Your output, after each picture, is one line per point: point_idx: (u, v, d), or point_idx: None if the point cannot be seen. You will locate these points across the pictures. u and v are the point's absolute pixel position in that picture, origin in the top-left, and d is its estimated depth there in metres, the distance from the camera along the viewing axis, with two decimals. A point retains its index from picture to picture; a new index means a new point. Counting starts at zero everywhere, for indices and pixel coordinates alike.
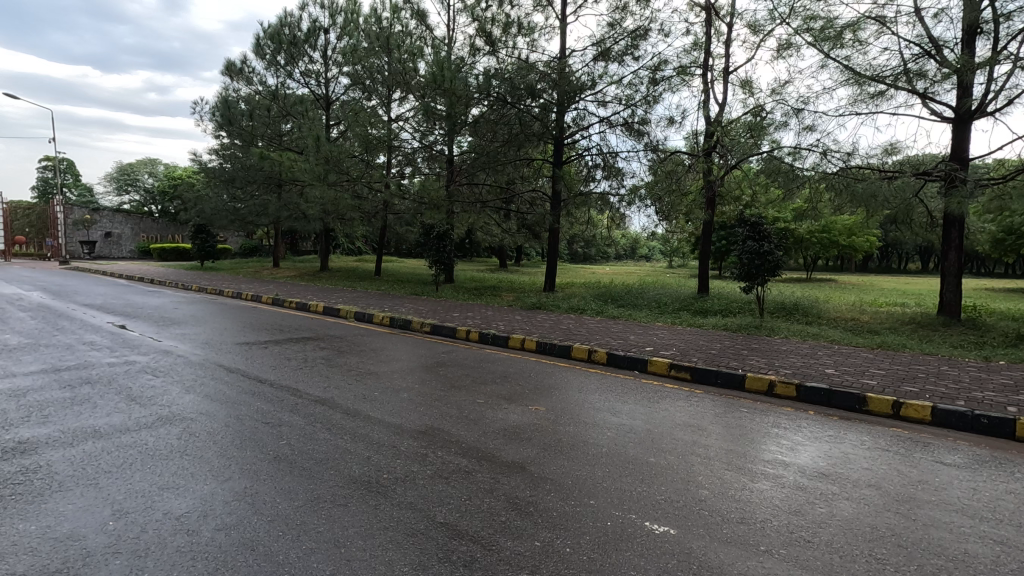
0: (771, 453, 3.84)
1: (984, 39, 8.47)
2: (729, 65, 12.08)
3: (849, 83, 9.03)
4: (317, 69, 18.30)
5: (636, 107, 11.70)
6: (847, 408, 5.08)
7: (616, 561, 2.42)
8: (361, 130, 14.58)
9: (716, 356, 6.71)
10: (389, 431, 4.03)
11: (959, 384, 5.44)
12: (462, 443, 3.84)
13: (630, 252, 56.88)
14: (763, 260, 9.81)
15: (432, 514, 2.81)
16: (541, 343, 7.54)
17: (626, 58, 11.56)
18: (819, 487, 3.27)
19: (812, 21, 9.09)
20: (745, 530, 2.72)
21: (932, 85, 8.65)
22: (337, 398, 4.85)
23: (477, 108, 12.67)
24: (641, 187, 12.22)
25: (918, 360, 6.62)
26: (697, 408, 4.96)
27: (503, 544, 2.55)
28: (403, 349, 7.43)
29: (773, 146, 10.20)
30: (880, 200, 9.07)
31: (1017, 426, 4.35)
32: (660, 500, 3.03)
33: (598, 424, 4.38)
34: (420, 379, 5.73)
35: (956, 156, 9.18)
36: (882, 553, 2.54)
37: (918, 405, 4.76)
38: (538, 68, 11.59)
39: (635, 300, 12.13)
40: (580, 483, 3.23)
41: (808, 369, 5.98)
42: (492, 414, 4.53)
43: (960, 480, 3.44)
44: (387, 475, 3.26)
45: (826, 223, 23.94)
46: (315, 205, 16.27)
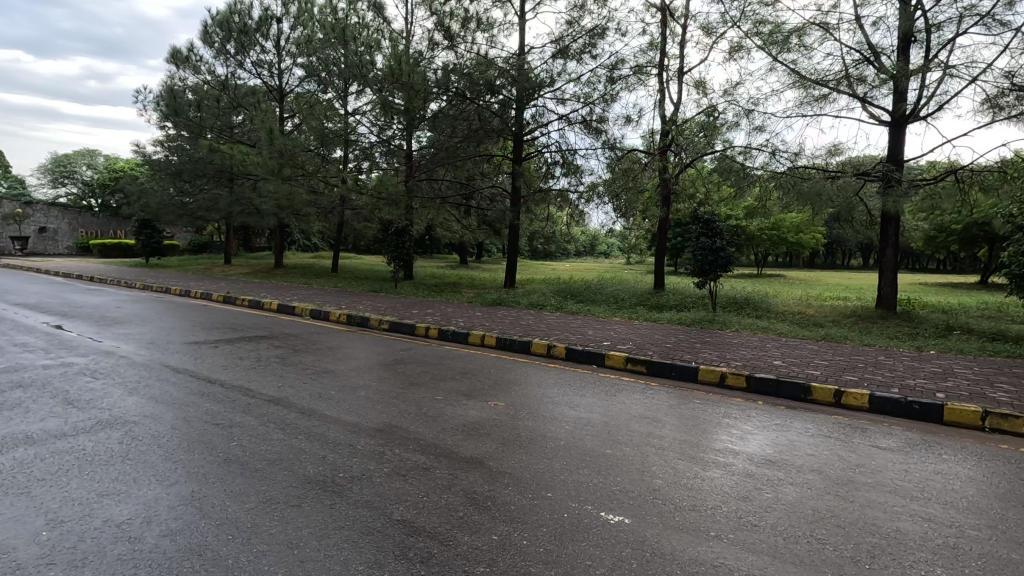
0: (721, 442, 3.98)
1: (918, 47, 8.95)
2: (683, 66, 12.43)
3: (795, 86, 9.42)
4: (270, 59, 17.69)
5: (595, 104, 11.87)
6: (794, 398, 5.30)
7: (573, 551, 2.46)
8: (317, 123, 14.26)
9: (671, 349, 6.91)
10: (346, 430, 3.96)
11: (895, 372, 5.78)
12: (421, 440, 3.82)
13: (589, 249, 57.90)
14: (715, 257, 10.11)
15: (390, 512, 2.78)
16: (501, 339, 7.56)
17: (584, 55, 11.69)
18: (765, 474, 3.41)
19: (762, 24, 9.42)
20: (696, 517, 2.81)
21: (872, 90, 9.11)
22: (293, 398, 4.73)
23: (436, 102, 12.50)
24: (600, 184, 12.34)
25: (859, 351, 6.99)
26: (653, 400, 5.10)
27: (461, 538, 2.55)
28: (361, 346, 7.31)
29: (726, 145, 10.54)
30: (825, 198, 9.56)
31: (944, 411, 4.63)
32: (615, 491, 3.10)
33: (557, 417, 4.44)
34: (378, 376, 5.65)
35: (892, 156, 9.69)
36: (823, 534, 2.67)
37: (857, 393, 5.03)
38: (497, 65, 11.68)
39: (593, 296, 12.27)
40: (538, 477, 3.27)
41: (757, 361, 6.22)
42: (451, 411, 4.52)
43: (894, 463, 3.65)
44: (343, 474, 3.21)
45: (776, 221, 24.93)
46: (268, 199, 15.80)
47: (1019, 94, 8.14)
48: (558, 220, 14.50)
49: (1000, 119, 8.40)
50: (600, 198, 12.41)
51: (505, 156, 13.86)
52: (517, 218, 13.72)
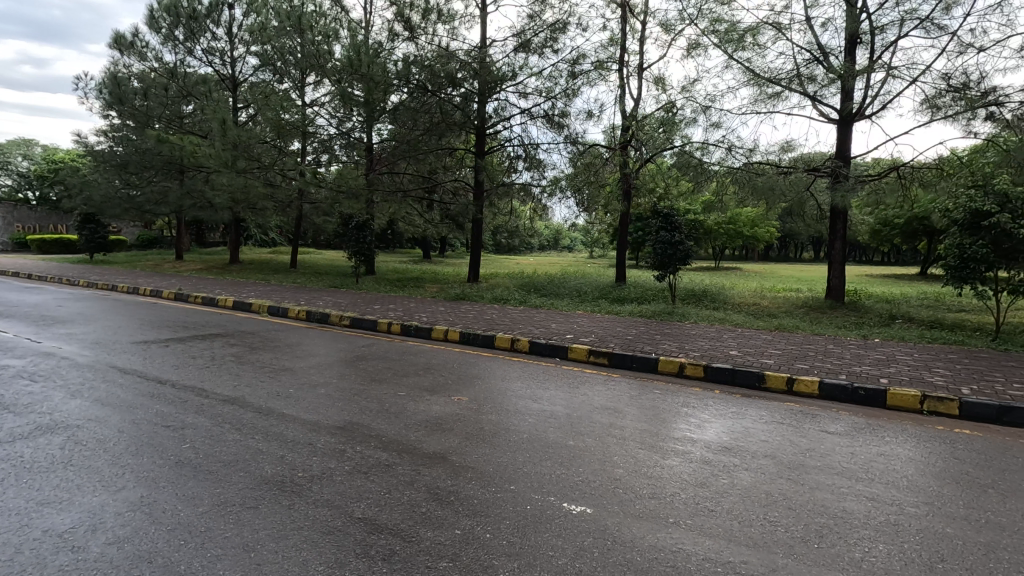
0: (680, 431, 4.08)
1: (863, 48, 9.33)
2: (643, 62, 12.62)
3: (750, 83, 9.69)
4: (222, 46, 17.02)
5: (557, 99, 11.91)
6: (748, 386, 5.48)
7: (536, 542, 2.48)
8: (273, 115, 13.85)
9: (632, 341, 7.04)
10: (305, 429, 3.87)
11: (842, 360, 6.06)
12: (383, 437, 3.78)
13: (552, 243, 58.22)
14: (674, 250, 10.31)
15: (351, 511, 2.74)
16: (464, 334, 7.53)
17: (546, 50, 11.70)
18: (722, 460, 3.52)
19: (718, 23, 9.65)
20: (656, 505, 2.88)
21: (821, 89, 9.46)
22: (249, 397, 4.59)
23: (397, 95, 12.31)
24: (562, 178, 12.39)
25: (809, 340, 7.28)
26: (615, 391, 5.19)
27: (424, 534, 2.54)
28: (321, 343, 7.16)
29: (684, 141, 10.74)
30: (778, 192, 9.80)
31: (887, 396, 4.88)
32: (577, 482, 3.14)
33: (520, 411, 4.46)
34: (339, 373, 5.54)
35: (841, 153, 10.09)
36: (775, 516, 2.77)
37: (807, 381, 5.24)
38: (458, 57, 11.61)
39: (557, 289, 12.36)
40: (501, 470, 3.28)
41: (714, 352, 6.41)
42: (413, 407, 4.48)
43: (841, 446, 3.83)
44: (302, 474, 3.14)
45: (732, 216, 25.64)
46: (222, 192, 15.23)
47: (955, 94, 8.59)
48: (521, 214, 14.53)
49: (938, 118, 8.85)
50: (563, 192, 12.47)
51: (468, 150, 13.78)
52: (480, 213, 13.68)
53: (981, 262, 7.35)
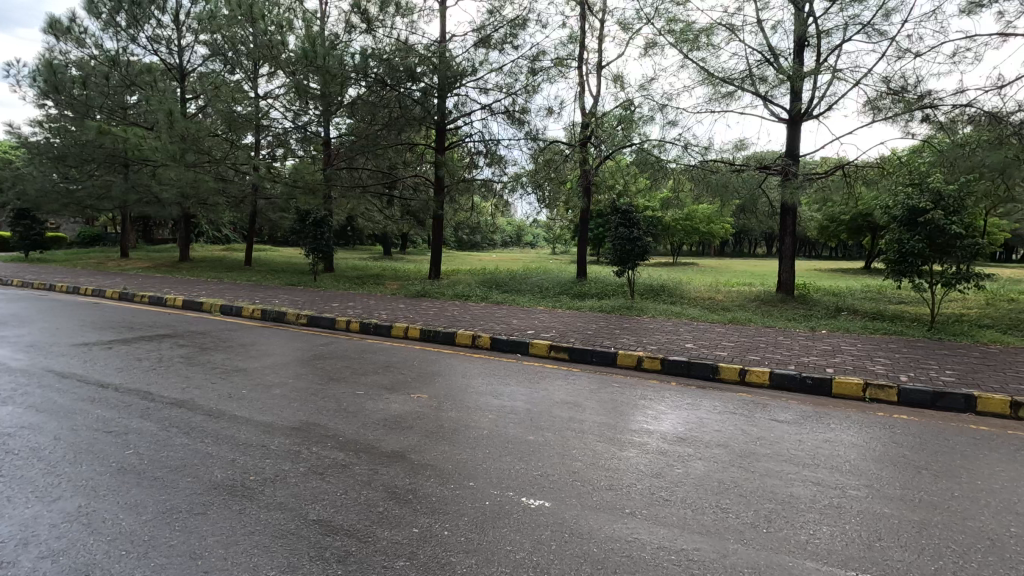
0: (638, 423, 4.16)
1: (811, 50, 9.68)
2: (601, 60, 12.78)
3: (704, 83, 9.93)
4: (168, 34, 16.27)
5: (517, 95, 11.92)
6: (703, 378, 5.64)
7: (494, 538, 2.48)
8: (223, 107, 13.34)
9: (592, 335, 7.14)
10: (258, 430, 3.76)
11: (792, 351, 6.30)
12: (340, 436, 3.70)
13: (515, 240, 58.37)
14: (633, 246, 10.50)
15: (305, 513, 2.68)
16: (425, 331, 7.46)
17: (505, 46, 11.68)
18: (677, 451, 3.60)
19: (674, 23, 9.84)
20: (612, 496, 2.93)
21: (771, 89, 9.78)
22: (198, 399, 4.43)
23: (354, 89, 12.04)
24: (523, 174, 12.40)
25: (761, 332, 7.54)
26: (575, 385, 5.25)
27: (381, 534, 2.50)
28: (276, 343, 6.97)
29: (643, 139, 10.92)
30: (731, 190, 10.19)
31: (833, 384, 5.10)
32: (537, 476, 3.15)
33: (481, 407, 4.45)
34: (295, 373, 5.40)
35: (790, 152, 10.47)
36: (727, 503, 2.86)
37: (759, 371, 5.43)
38: (417, 51, 11.50)
39: (518, 285, 12.41)
40: (460, 467, 3.26)
41: (670, 345, 6.56)
42: (371, 405, 4.41)
43: (789, 434, 3.98)
44: (254, 477, 3.05)
45: (689, 213, 26.34)
46: (170, 187, 14.62)
47: (894, 97, 9.04)
48: (483, 210, 14.51)
49: (880, 119, 9.30)
50: (524, 188, 12.45)
51: (428, 145, 13.67)
52: (441, 209, 13.57)
53: (918, 256, 7.77)
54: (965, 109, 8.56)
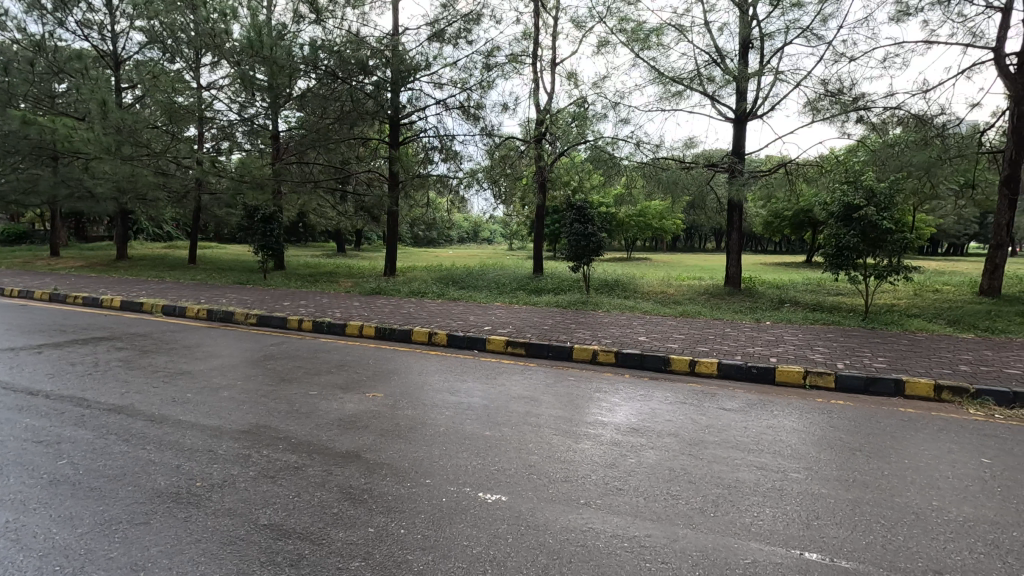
0: (593, 415, 4.24)
1: (755, 52, 10.04)
2: (555, 57, 12.87)
3: (655, 82, 10.16)
4: (100, 19, 15.34)
5: (472, 91, 11.87)
6: (655, 370, 5.80)
7: (450, 533, 2.49)
8: (163, 97, 12.70)
9: (548, 330, 7.21)
10: (205, 435, 3.63)
11: (739, 342, 6.55)
12: (292, 438, 3.61)
13: (472, 236, 58.18)
14: (588, 242, 10.64)
15: (255, 518, 2.61)
16: (380, 329, 7.36)
17: (459, 41, 11.60)
18: (630, 441, 3.70)
19: (625, 23, 10.01)
20: (568, 488, 2.98)
21: (718, 90, 10.10)
22: (139, 404, 4.23)
23: (304, 81, 11.69)
24: (479, 170, 12.40)
25: (710, 324, 7.82)
26: (531, 380, 5.30)
27: (335, 536, 2.46)
28: (224, 344, 6.72)
29: (597, 136, 11.09)
30: (681, 186, 10.54)
31: (776, 373, 5.35)
32: (493, 471, 3.17)
33: (437, 404, 4.44)
34: (244, 375, 5.23)
35: (736, 151, 10.85)
36: (677, 490, 2.96)
37: (707, 362, 5.63)
38: (369, 44, 11.27)
39: (474, 281, 12.40)
40: (416, 464, 3.25)
41: (624, 338, 6.72)
42: (325, 405, 4.33)
43: (736, 421, 4.15)
44: (200, 483, 2.94)
45: (642, 209, 26.94)
46: (106, 181, 13.84)
47: (832, 99, 9.49)
48: (439, 206, 14.41)
49: (819, 120, 9.75)
50: (480, 184, 12.43)
51: (382, 140, 13.44)
52: (396, 205, 13.36)
53: (853, 250, 8.22)
54: (894, 111, 9.10)
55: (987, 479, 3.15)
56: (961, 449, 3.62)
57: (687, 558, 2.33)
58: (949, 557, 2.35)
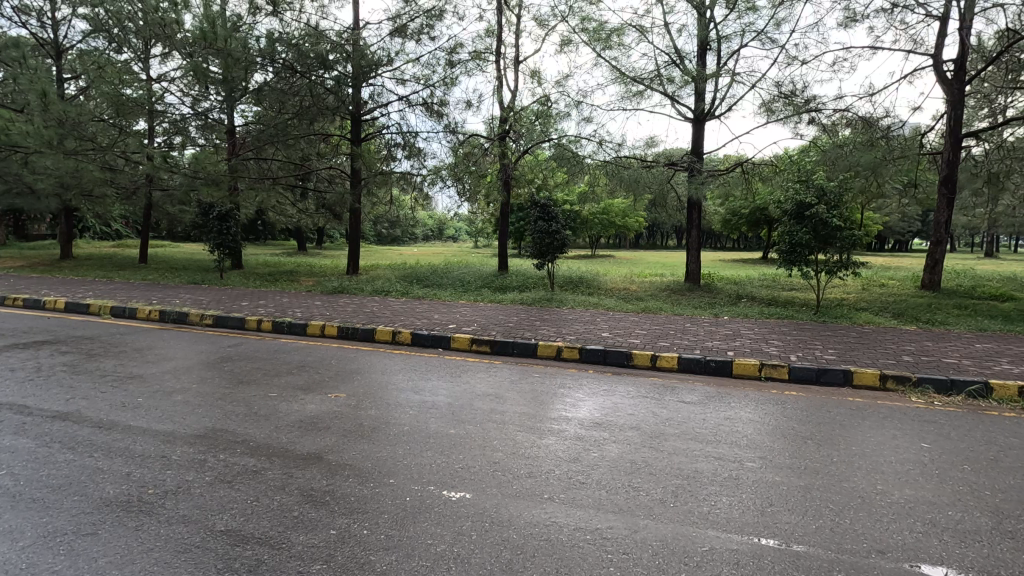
0: (557, 411, 4.29)
1: (712, 54, 10.31)
2: (518, 55, 12.91)
3: (617, 81, 10.31)
4: (39, 5, 14.54)
5: (435, 87, 11.79)
6: (618, 365, 5.90)
7: (414, 533, 2.48)
8: (109, 89, 12.14)
9: (513, 327, 7.24)
10: (158, 440, 3.50)
11: (698, 336, 6.73)
12: (251, 442, 3.52)
13: (437, 233, 57.80)
14: (552, 239, 10.72)
15: (212, 524, 2.53)
16: (342, 328, 7.24)
17: (422, 37, 11.49)
18: (593, 435, 3.75)
19: (588, 22, 10.12)
20: (532, 483, 3.00)
21: (678, 90, 10.33)
22: (86, 411, 4.04)
23: (261, 74, 11.35)
24: (443, 167, 12.26)
25: (671, 320, 8.00)
26: (496, 377, 5.32)
27: (295, 539, 2.42)
28: (178, 346, 6.48)
29: (560, 134, 11.17)
30: (642, 184, 10.72)
31: (734, 366, 5.52)
32: (458, 469, 3.17)
33: (401, 403, 4.40)
34: (200, 377, 5.05)
35: (695, 150, 11.11)
36: (639, 482, 3.02)
37: (668, 356, 5.76)
38: (329, 37, 11.03)
39: (439, 279, 12.32)
40: (380, 464, 3.22)
41: (588, 334, 6.81)
42: (285, 407, 4.23)
43: (695, 413, 4.27)
44: (152, 490, 2.83)
45: (605, 206, 27.30)
46: (47, 176, 13.14)
47: (785, 101, 9.82)
48: (402, 203, 14.25)
49: (773, 121, 10.07)
50: (443, 181, 12.33)
51: (343, 136, 13.20)
52: (358, 202, 13.11)
53: (805, 246, 8.54)
54: (843, 113, 9.49)
55: (926, 462, 3.34)
56: (903, 435, 3.82)
57: (648, 548, 2.38)
58: (892, 537, 2.48)
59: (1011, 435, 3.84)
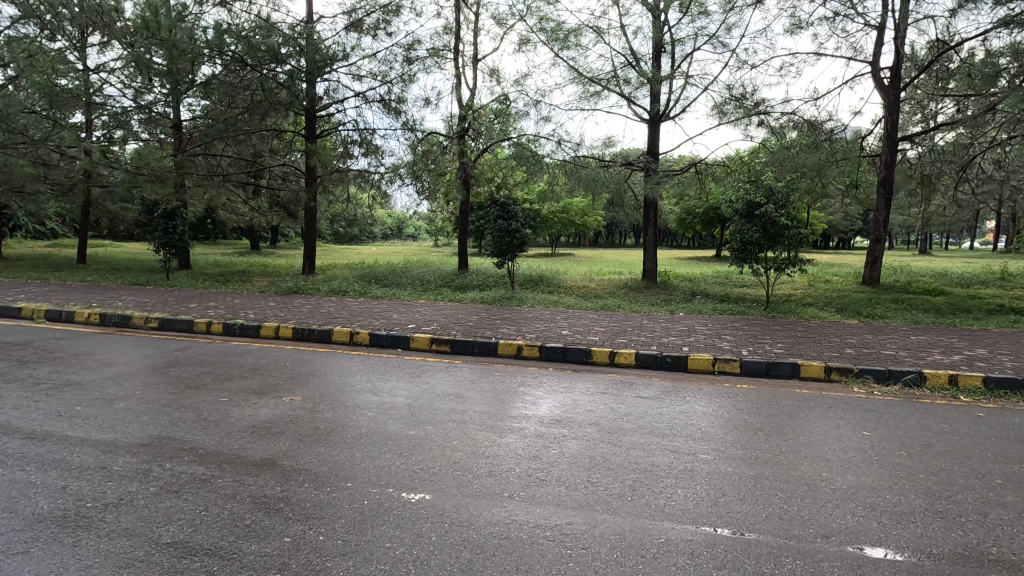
0: (517, 409, 4.30)
1: (667, 56, 10.54)
2: (477, 53, 12.88)
3: (575, 81, 10.40)
4: None
5: (392, 84, 11.61)
6: (578, 362, 5.97)
7: (372, 537, 2.43)
8: (42, 78, 11.43)
9: (473, 326, 7.22)
10: (99, 451, 3.32)
11: (655, 333, 6.88)
12: (199, 449, 3.38)
13: (396, 232, 57.14)
14: (512, 238, 10.74)
15: (156, 537, 2.42)
16: (297, 329, 7.05)
17: (378, 32, 11.29)
18: (553, 433, 3.78)
19: (546, 22, 10.16)
20: (492, 482, 3.00)
21: (634, 91, 10.52)
22: (17, 422, 3.79)
23: (208, 66, 10.91)
24: (401, 165, 12.07)
25: (629, 317, 8.15)
26: (456, 377, 5.29)
27: (246, 549, 2.34)
28: (121, 351, 6.17)
29: (520, 133, 11.19)
30: (600, 183, 10.85)
31: (689, 361, 5.66)
32: (417, 470, 3.13)
33: (359, 405, 4.31)
34: (144, 384, 4.82)
35: (651, 150, 11.34)
36: (598, 478, 3.06)
37: (626, 352, 5.87)
38: (281, 30, 10.70)
39: (399, 279, 12.17)
40: (337, 468, 3.15)
41: (547, 332, 6.86)
42: (237, 412, 4.09)
43: (652, 408, 4.36)
44: (92, 504, 2.69)
45: (565, 205, 27.60)
46: None
47: (736, 104, 10.13)
48: (360, 202, 13.99)
49: (725, 123, 10.38)
50: (402, 179, 12.14)
51: (297, 132, 12.84)
52: (313, 200, 12.76)
53: (756, 244, 8.86)
54: (790, 117, 9.89)
55: (866, 449, 3.51)
56: (846, 424, 4.02)
57: (606, 542, 2.42)
58: (836, 522, 2.60)
59: (943, 421, 4.08)
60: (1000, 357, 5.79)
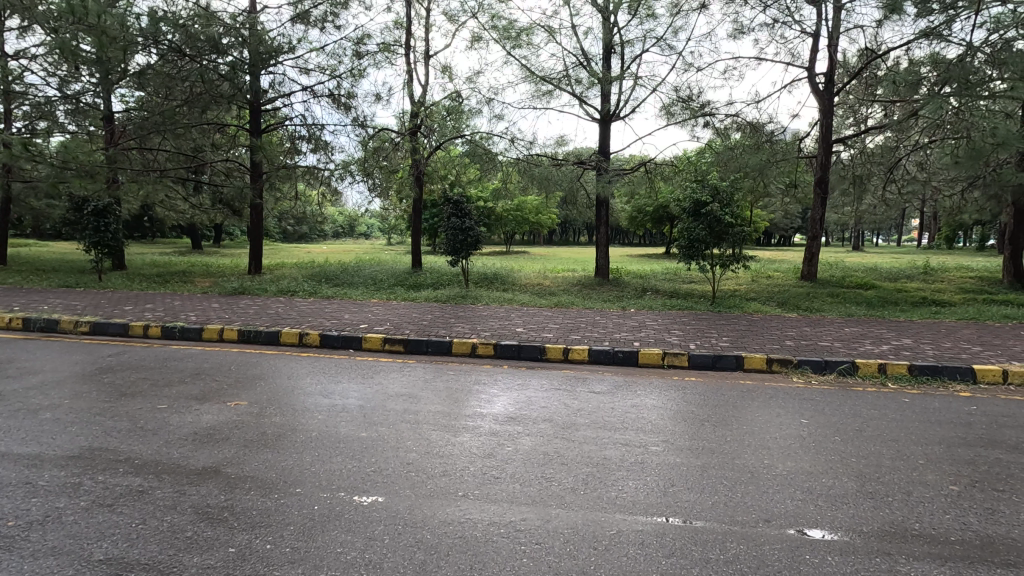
0: (471, 408, 4.29)
1: (616, 57, 10.73)
2: (428, 49, 12.74)
3: (527, 80, 10.45)
4: None
5: (341, 79, 11.36)
6: (532, 359, 6.01)
7: (323, 542, 2.38)
8: None
9: (427, 325, 7.16)
10: (22, 465, 3.10)
11: (608, 329, 7.00)
12: (136, 460, 3.21)
13: (347, 230, 56.00)
14: (466, 236, 10.69)
15: (88, 554, 2.28)
16: (243, 331, 6.79)
17: (326, 25, 11.00)
18: (507, 430, 3.79)
19: (498, 20, 10.15)
20: (446, 482, 2.98)
21: (585, 91, 10.69)
22: None
23: (142, 55, 10.32)
24: (352, 162, 11.80)
25: (582, 313, 8.26)
26: (410, 376, 5.23)
27: (188, 562, 2.24)
28: (47, 357, 5.77)
29: (473, 130, 11.15)
30: (553, 181, 10.92)
31: (640, 356, 5.80)
32: (369, 472, 3.08)
33: (309, 408, 4.20)
34: (74, 392, 4.53)
35: (602, 148, 11.53)
36: (552, 473, 3.10)
37: (579, 348, 5.95)
38: (221, 20, 10.20)
39: (350, 278, 11.92)
40: (285, 473, 3.06)
41: (502, 330, 6.88)
42: (178, 419, 3.91)
43: (604, 403, 4.45)
44: (14, 522, 2.50)
45: (519, 203, 27.77)
46: None
47: (682, 105, 10.43)
48: (308, 199, 13.60)
49: (673, 123, 10.66)
50: (352, 176, 11.89)
51: (240, 127, 12.35)
52: (258, 197, 12.30)
53: (702, 242, 9.16)
54: (733, 119, 10.29)
55: (805, 436, 3.70)
56: (786, 413, 4.21)
57: (559, 536, 2.45)
58: (779, 507, 2.72)
59: (872, 407, 4.35)
60: (923, 346, 6.21)
